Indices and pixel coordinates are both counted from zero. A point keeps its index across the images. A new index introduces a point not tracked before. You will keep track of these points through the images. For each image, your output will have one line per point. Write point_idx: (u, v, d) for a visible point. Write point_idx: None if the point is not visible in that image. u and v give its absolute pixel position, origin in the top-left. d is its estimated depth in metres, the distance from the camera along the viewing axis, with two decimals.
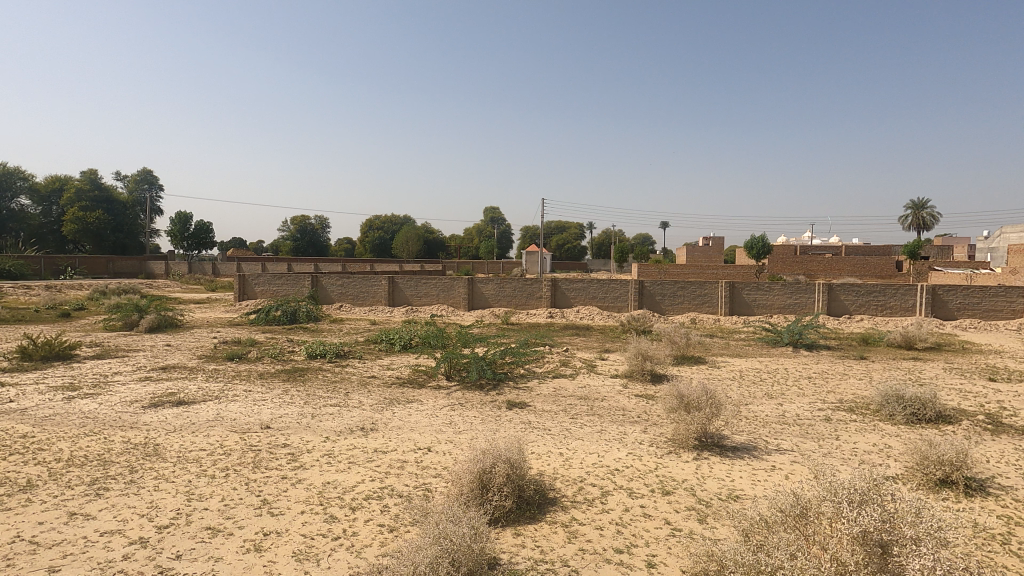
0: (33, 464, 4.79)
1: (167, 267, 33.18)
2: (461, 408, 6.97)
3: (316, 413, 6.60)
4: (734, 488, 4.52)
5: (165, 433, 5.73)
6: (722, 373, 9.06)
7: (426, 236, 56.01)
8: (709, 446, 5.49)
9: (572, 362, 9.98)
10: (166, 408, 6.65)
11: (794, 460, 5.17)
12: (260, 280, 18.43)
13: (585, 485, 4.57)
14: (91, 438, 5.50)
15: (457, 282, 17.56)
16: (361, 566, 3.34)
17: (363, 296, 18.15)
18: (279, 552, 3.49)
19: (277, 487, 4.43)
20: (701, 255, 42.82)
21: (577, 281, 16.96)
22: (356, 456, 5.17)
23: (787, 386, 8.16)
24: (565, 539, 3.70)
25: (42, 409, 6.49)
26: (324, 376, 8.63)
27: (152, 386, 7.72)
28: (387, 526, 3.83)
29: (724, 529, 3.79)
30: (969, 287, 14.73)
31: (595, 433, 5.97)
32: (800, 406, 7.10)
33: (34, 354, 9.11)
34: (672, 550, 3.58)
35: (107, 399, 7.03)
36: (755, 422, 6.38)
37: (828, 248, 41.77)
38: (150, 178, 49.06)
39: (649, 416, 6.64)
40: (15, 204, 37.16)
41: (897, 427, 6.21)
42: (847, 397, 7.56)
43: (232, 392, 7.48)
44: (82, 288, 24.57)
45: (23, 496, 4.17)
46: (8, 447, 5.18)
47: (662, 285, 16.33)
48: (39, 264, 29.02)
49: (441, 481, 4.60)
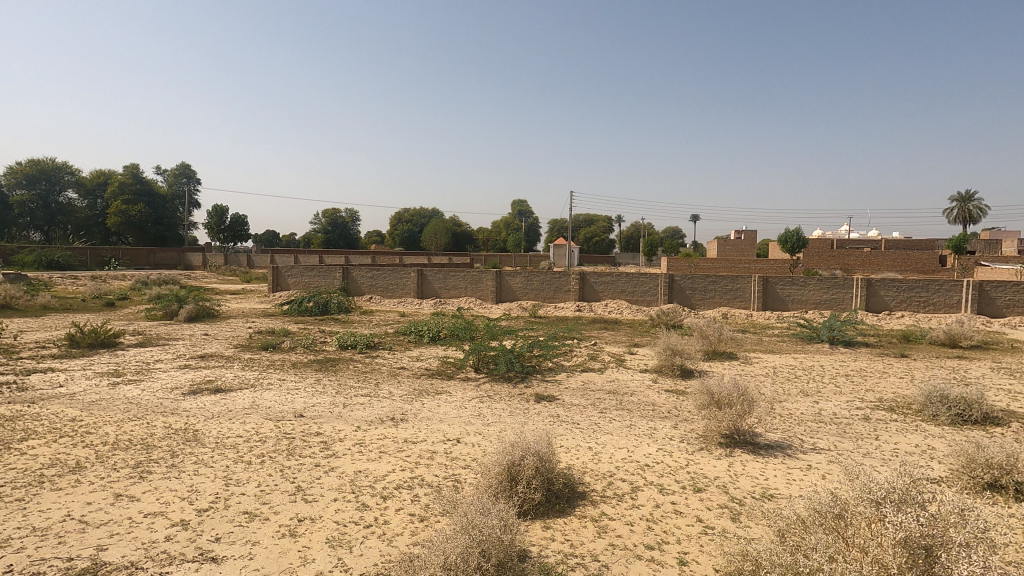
0: (81, 447, 5.01)
1: (205, 259, 34.15)
2: (489, 400, 7.00)
3: (348, 402, 6.72)
4: (769, 487, 4.43)
5: (205, 419, 5.92)
6: (755, 369, 8.88)
7: (453, 227, 56.59)
8: (741, 444, 5.39)
9: (601, 356, 9.90)
10: (205, 395, 6.88)
11: (830, 460, 5.04)
12: (293, 272, 18.81)
13: (615, 480, 4.54)
14: (136, 422, 5.72)
15: (485, 274, 17.60)
16: (393, 554, 3.39)
17: (393, 288, 18.35)
18: (314, 539, 3.56)
19: (310, 474, 4.54)
20: (733, 248, 42.20)
21: (606, 274, 16.84)
22: (387, 445, 5.25)
23: (824, 384, 7.93)
24: (595, 534, 3.68)
25: (89, 394, 6.78)
26: (354, 367, 8.77)
27: (191, 373, 8.01)
28: (418, 516, 3.87)
29: (759, 529, 3.72)
30: (1020, 283, 13.99)
31: (625, 428, 5.92)
32: (837, 405, 6.88)
33: (81, 341, 9.53)
34: (705, 548, 3.52)
35: (150, 385, 7.30)
36: (789, 420, 6.24)
37: (869, 241, 40.32)
38: (190, 172, 50.19)
39: (679, 412, 6.54)
40: (63, 198, 38.33)
41: (941, 428, 5.96)
42: (887, 396, 7.32)
43: (267, 380, 7.71)
44: (126, 278, 25.44)
45: (72, 477, 4.36)
46: (58, 429, 5.43)
47: (693, 280, 16.10)
48: (85, 255, 30.12)
49: (471, 472, 4.63)
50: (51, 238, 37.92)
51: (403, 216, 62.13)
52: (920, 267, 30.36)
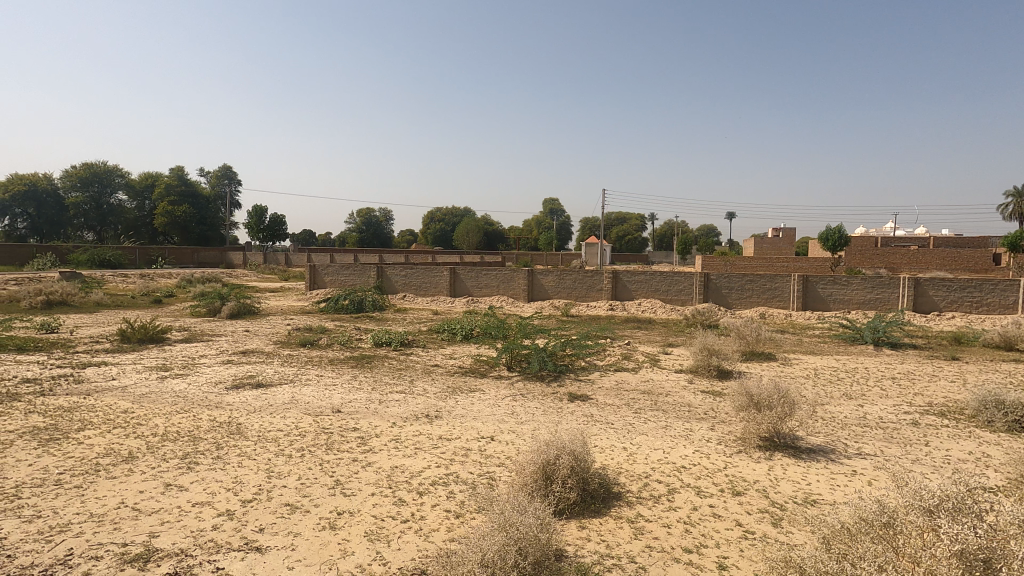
0: (133, 437, 5.24)
1: (245, 258, 35.23)
2: (522, 399, 7.02)
3: (384, 399, 6.83)
4: (811, 493, 4.30)
5: (247, 413, 6.11)
6: (796, 370, 8.63)
7: (485, 226, 56.86)
8: (782, 447, 5.25)
9: (635, 356, 9.79)
10: (247, 390, 7.10)
11: (876, 466, 4.86)
12: (329, 271, 19.22)
13: (651, 482, 4.48)
14: (183, 415, 5.95)
15: (517, 273, 17.62)
16: (430, 549, 3.43)
17: (426, 286, 18.54)
18: (353, 532, 3.63)
19: (348, 469, 4.63)
20: (770, 246, 41.10)
21: (640, 273, 16.64)
22: (422, 442, 5.31)
23: (869, 387, 7.65)
24: (632, 535, 3.64)
25: (139, 387, 7.08)
26: (389, 364, 8.90)
27: (234, 368, 8.28)
28: (454, 512, 3.91)
29: (802, 535, 3.62)
30: None
31: (660, 429, 5.85)
32: (883, 409, 6.63)
33: (131, 336, 9.96)
34: (745, 553, 3.45)
35: (196, 379, 7.59)
36: (833, 424, 6.05)
37: (916, 238, 38.67)
38: (231, 174, 51.81)
39: (716, 413, 6.42)
40: (114, 200, 40.13)
41: (997, 435, 5.68)
42: (937, 400, 7.01)
43: (305, 376, 7.90)
44: (172, 276, 26.47)
45: (126, 466, 4.56)
46: (112, 420, 5.70)
47: (729, 279, 15.75)
48: (134, 254, 31.43)
49: (506, 470, 4.65)
50: (103, 238, 39.75)
51: (435, 215, 62.74)
52: (972, 266, 28.92)
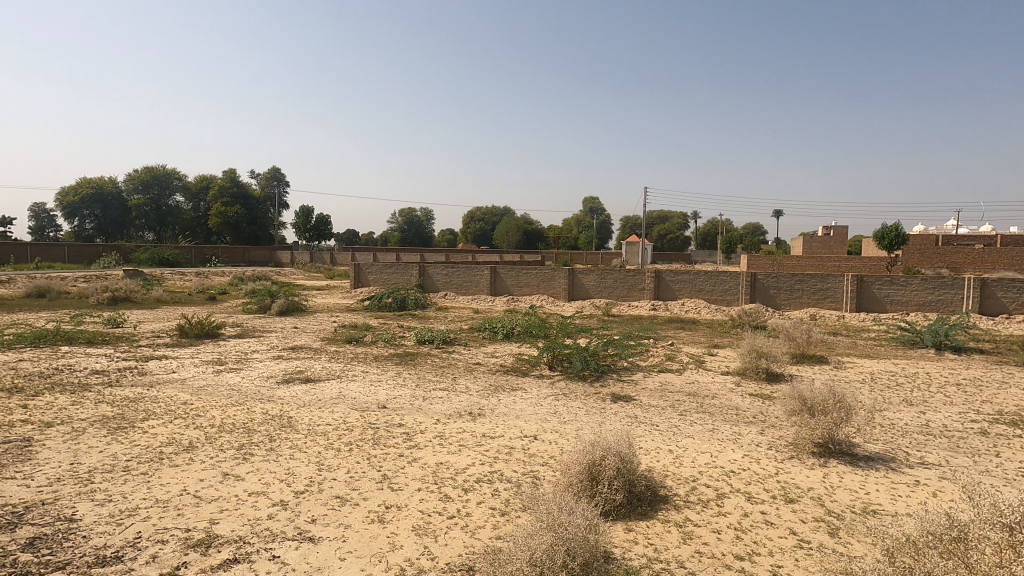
0: (193, 428, 5.49)
1: (293, 257, 36.39)
2: (565, 398, 6.98)
3: (427, 396, 6.93)
4: (871, 502, 4.11)
5: (297, 407, 6.31)
6: (850, 374, 8.27)
7: (525, 225, 56.88)
8: (838, 454, 5.04)
9: (679, 357, 9.60)
10: (296, 384, 7.34)
11: (941, 477, 4.60)
12: (373, 269, 19.65)
13: (699, 486, 4.38)
14: (238, 407, 6.20)
15: (557, 272, 17.56)
16: (476, 546, 3.45)
17: (467, 285, 18.69)
18: (401, 526, 3.69)
19: (395, 464, 4.71)
20: (821, 245, 39.53)
21: (683, 273, 16.32)
22: (466, 439, 5.36)
23: (932, 393, 7.26)
24: (680, 539, 3.57)
25: (197, 380, 7.42)
26: (432, 362, 9.03)
27: (284, 363, 8.57)
28: (499, 510, 3.93)
29: (861, 546, 3.46)
30: None
31: (707, 432, 5.71)
32: (948, 417, 6.27)
33: (189, 331, 10.45)
34: (801, 562, 3.33)
35: (249, 373, 7.89)
36: (892, 431, 5.76)
37: (982, 237, 36.41)
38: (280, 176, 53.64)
39: (766, 417, 6.22)
40: (172, 202, 42.20)
41: None
42: (1008, 409, 6.58)
43: (351, 372, 8.10)
44: (225, 274, 27.60)
45: (187, 455, 4.78)
46: (173, 411, 5.99)
47: (777, 279, 15.24)
48: (191, 253, 32.93)
49: (550, 470, 4.64)
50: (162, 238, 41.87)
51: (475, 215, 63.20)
52: None
